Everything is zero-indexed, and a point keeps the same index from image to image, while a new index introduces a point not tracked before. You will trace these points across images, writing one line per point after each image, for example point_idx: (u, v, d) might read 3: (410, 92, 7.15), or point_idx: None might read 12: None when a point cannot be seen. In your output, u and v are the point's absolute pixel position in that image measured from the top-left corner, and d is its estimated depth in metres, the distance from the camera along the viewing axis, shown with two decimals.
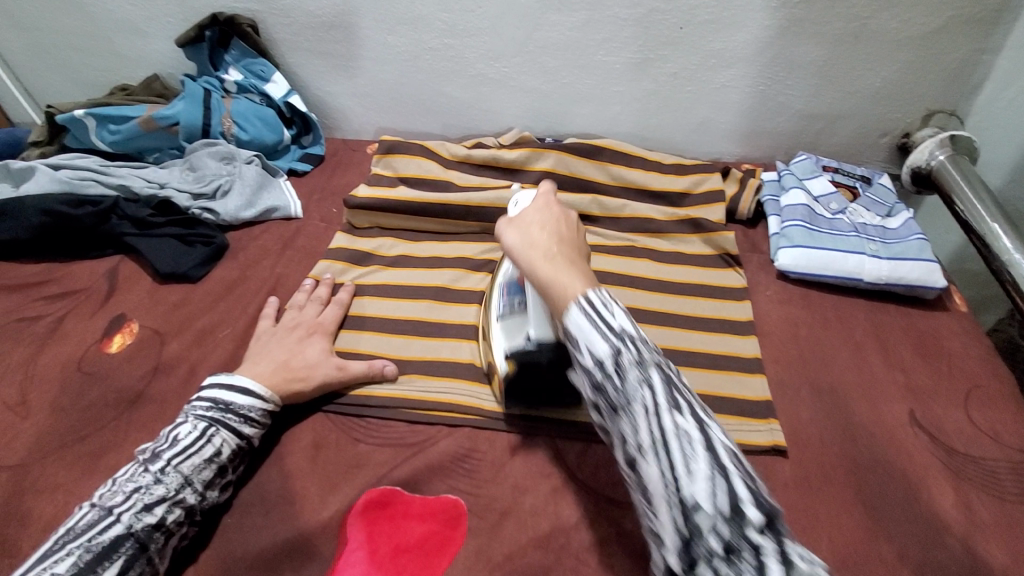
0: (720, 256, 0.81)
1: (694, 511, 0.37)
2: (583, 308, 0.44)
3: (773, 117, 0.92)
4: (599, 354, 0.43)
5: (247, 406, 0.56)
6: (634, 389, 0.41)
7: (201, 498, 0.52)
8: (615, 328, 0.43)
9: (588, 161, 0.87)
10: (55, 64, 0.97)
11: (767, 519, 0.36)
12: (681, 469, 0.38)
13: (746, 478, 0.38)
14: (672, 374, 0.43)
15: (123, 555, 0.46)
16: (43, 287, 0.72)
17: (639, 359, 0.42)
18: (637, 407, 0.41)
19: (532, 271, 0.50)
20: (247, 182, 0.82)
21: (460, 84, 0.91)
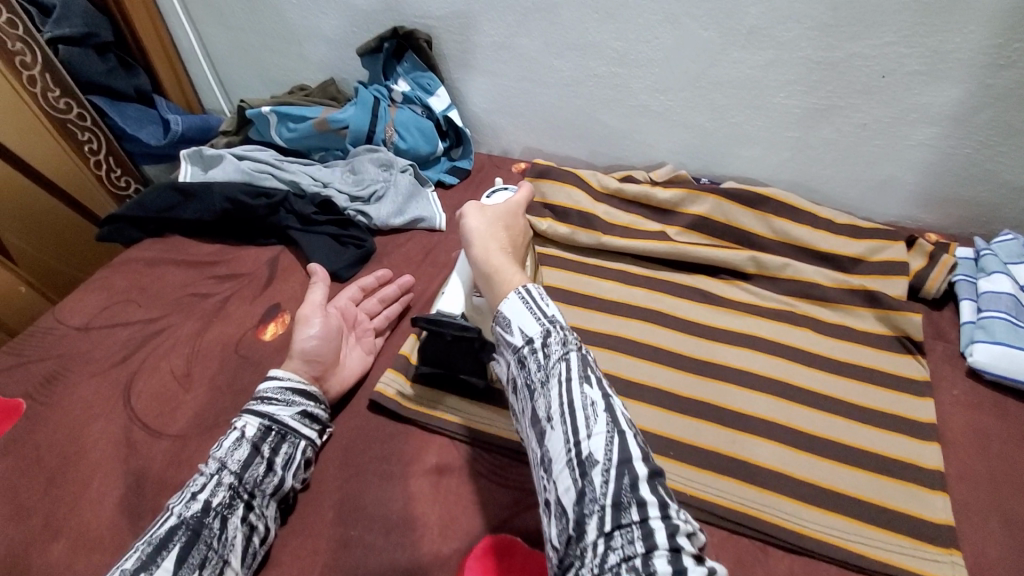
0: (898, 339, 0.71)
1: (587, 462, 0.40)
2: (524, 298, 0.48)
3: (978, 185, 0.79)
4: (530, 331, 0.47)
5: (264, 386, 0.59)
6: (554, 363, 0.45)
7: (241, 478, 0.53)
8: (547, 315, 0.47)
9: (749, 211, 0.80)
10: (248, 61, 1.07)
11: (653, 476, 0.40)
12: (583, 428, 0.41)
13: (642, 441, 0.42)
14: (590, 355, 0.46)
15: (177, 542, 0.48)
16: (214, 266, 0.79)
17: (564, 339, 0.46)
18: (552, 380, 0.44)
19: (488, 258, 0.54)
20: (400, 189, 0.84)
21: (618, 113, 0.88)
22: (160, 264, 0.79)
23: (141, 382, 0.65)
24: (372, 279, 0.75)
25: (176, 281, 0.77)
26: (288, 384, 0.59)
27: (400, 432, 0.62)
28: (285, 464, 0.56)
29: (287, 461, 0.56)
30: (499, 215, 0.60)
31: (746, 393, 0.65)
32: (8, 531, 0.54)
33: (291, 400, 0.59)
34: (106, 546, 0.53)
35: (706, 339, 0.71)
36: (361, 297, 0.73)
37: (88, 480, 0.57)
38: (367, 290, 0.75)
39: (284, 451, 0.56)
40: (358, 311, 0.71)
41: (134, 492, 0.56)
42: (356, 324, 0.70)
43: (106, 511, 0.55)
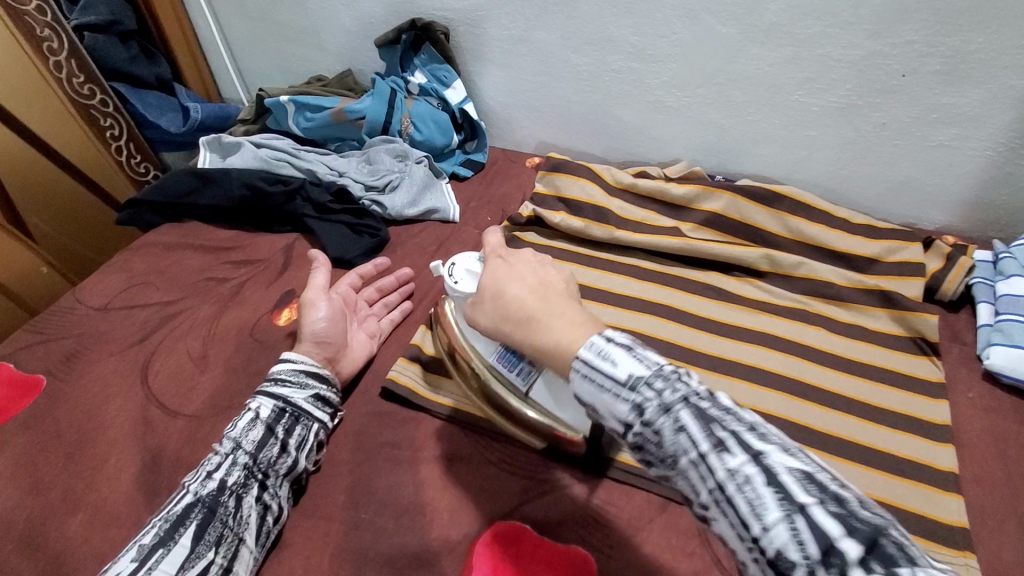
0: (913, 340, 0.70)
1: (780, 563, 0.32)
2: (587, 375, 0.39)
3: (998, 188, 0.78)
4: (623, 415, 0.39)
5: (279, 368, 0.60)
6: (672, 441, 0.37)
7: (255, 459, 0.54)
8: (624, 380, 0.38)
9: (764, 209, 0.79)
10: (267, 52, 1.08)
11: (868, 548, 0.31)
12: (751, 518, 0.33)
13: (829, 500, 0.32)
14: (705, 407, 0.37)
15: (194, 519, 0.49)
16: (231, 252, 0.80)
17: (664, 404, 0.37)
18: (683, 462, 0.36)
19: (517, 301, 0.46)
20: (415, 180, 0.85)
21: (634, 109, 0.88)
22: (178, 248, 0.80)
23: (157, 363, 0.66)
24: (368, 267, 0.76)
25: (193, 265, 0.78)
26: (301, 367, 0.60)
27: (410, 419, 0.63)
28: (298, 446, 0.56)
29: (301, 442, 0.57)
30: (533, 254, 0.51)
31: (758, 390, 0.65)
32: (27, 504, 0.55)
33: (304, 382, 0.60)
34: (123, 520, 0.54)
35: (719, 335, 0.71)
36: (360, 285, 0.73)
37: (106, 456, 0.58)
38: (366, 278, 0.75)
39: (297, 433, 0.57)
40: (359, 298, 0.72)
41: (150, 469, 0.57)
42: (357, 310, 0.70)
43: (122, 487, 0.56)
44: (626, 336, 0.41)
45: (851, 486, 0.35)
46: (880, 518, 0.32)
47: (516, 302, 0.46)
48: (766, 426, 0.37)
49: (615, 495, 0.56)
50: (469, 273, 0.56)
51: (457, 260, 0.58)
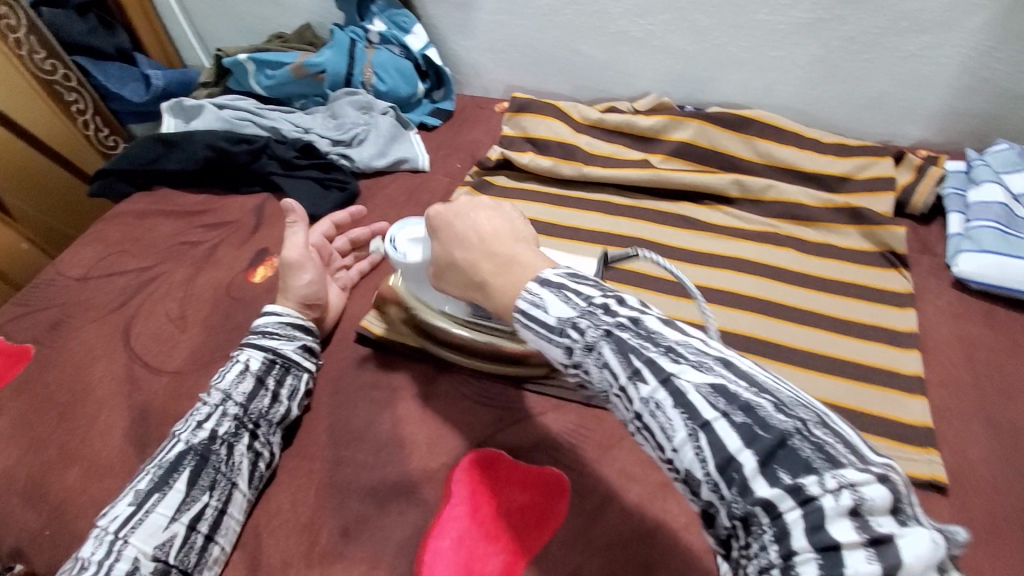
0: (883, 254, 0.70)
1: (691, 478, 0.35)
2: (525, 324, 0.41)
3: (972, 96, 0.77)
4: (558, 359, 0.41)
5: (263, 322, 0.61)
6: (599, 376, 0.38)
7: (246, 409, 0.56)
8: (552, 325, 0.40)
9: (733, 135, 0.79)
10: (224, 13, 1.05)
11: (769, 457, 0.32)
12: (664, 441, 0.35)
13: (735, 411, 0.33)
14: (625, 337, 0.37)
15: (187, 467, 0.51)
16: (202, 216, 0.80)
17: (588, 345, 0.39)
18: (611, 393, 0.38)
19: (470, 268, 0.46)
20: (381, 131, 0.84)
21: (599, 42, 0.86)
22: (151, 217, 0.80)
23: (139, 325, 0.68)
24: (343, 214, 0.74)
25: (166, 231, 0.78)
26: (288, 320, 0.62)
27: (385, 363, 0.64)
28: (290, 395, 0.59)
29: (293, 392, 0.59)
30: (474, 204, 0.49)
31: (728, 311, 0.66)
32: (25, 461, 0.58)
33: (292, 334, 0.61)
34: (118, 469, 0.56)
35: (690, 263, 0.71)
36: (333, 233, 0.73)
37: (96, 414, 0.60)
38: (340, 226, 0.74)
39: (288, 382, 0.59)
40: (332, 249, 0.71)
41: (139, 423, 0.59)
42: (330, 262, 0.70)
43: (114, 440, 0.58)
44: (558, 276, 0.41)
45: (774, 389, 0.34)
46: (794, 422, 0.32)
47: (466, 266, 0.46)
48: (690, 341, 0.37)
49: (589, 419, 0.58)
50: (412, 243, 0.58)
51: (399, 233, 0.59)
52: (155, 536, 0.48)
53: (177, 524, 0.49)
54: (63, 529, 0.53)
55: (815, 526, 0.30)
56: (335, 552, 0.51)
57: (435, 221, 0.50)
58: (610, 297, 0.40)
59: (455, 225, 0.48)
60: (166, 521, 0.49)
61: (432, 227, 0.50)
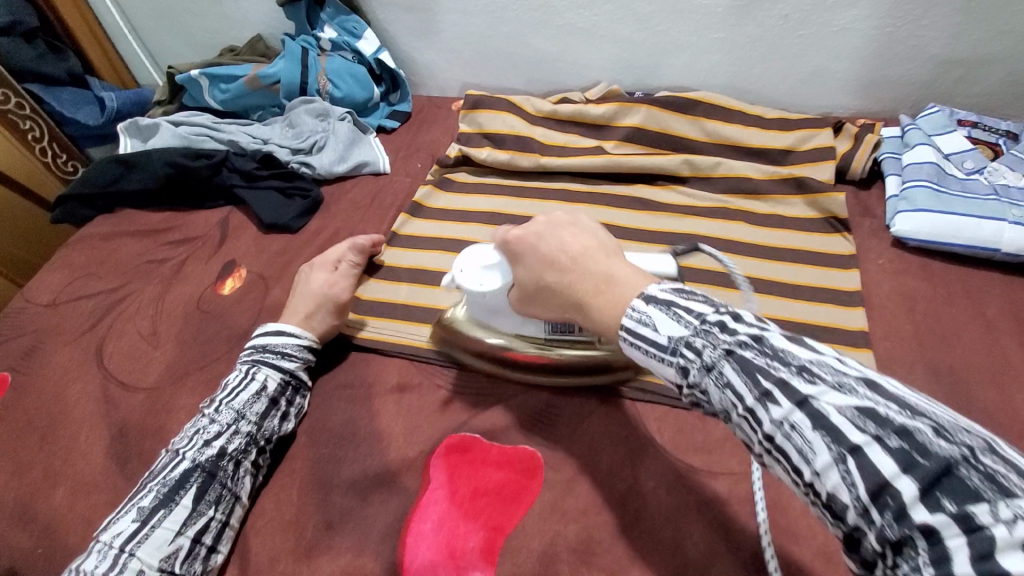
0: (826, 221, 0.74)
1: (834, 503, 0.29)
2: (633, 342, 0.39)
3: (901, 64, 0.81)
4: (669, 378, 0.38)
5: (283, 343, 0.61)
6: (719, 397, 0.35)
7: (259, 427, 0.57)
8: (665, 343, 0.37)
9: (681, 117, 0.82)
10: (175, 30, 1.06)
11: (929, 484, 0.26)
12: (802, 463, 0.30)
13: (887, 434, 0.28)
14: (748, 356, 0.34)
15: (195, 484, 0.52)
16: (167, 233, 0.80)
17: (705, 363, 0.35)
18: (733, 415, 0.34)
19: (565, 287, 0.45)
20: (340, 137, 0.86)
21: (547, 36, 0.88)
22: (116, 238, 0.81)
23: (112, 345, 0.68)
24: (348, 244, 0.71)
25: (132, 251, 0.79)
26: (307, 343, 0.63)
27: (357, 362, 0.66)
28: (296, 415, 0.61)
29: (300, 412, 0.61)
30: (557, 222, 0.48)
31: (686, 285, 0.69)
32: (9, 487, 0.58)
33: (309, 358, 0.63)
34: (102, 486, 0.57)
35: (646, 242, 0.74)
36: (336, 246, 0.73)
37: (76, 435, 0.61)
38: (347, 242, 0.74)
39: (297, 403, 0.61)
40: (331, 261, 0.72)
41: (119, 440, 0.60)
42: None
43: (95, 458, 0.59)
44: (665, 293, 0.39)
45: (932, 410, 0.29)
46: (959, 448, 0.26)
47: (562, 286, 0.45)
48: (825, 359, 0.32)
49: (557, 397, 0.61)
50: (487, 270, 0.56)
51: (465, 266, 0.56)
52: (161, 549, 0.49)
53: (183, 537, 0.50)
54: (53, 548, 0.54)
55: (982, 554, 0.24)
56: (322, 545, 0.53)
57: (517, 245, 0.51)
58: (726, 315, 0.37)
59: (540, 243, 0.48)
60: (172, 535, 0.50)
61: (513, 250, 0.51)
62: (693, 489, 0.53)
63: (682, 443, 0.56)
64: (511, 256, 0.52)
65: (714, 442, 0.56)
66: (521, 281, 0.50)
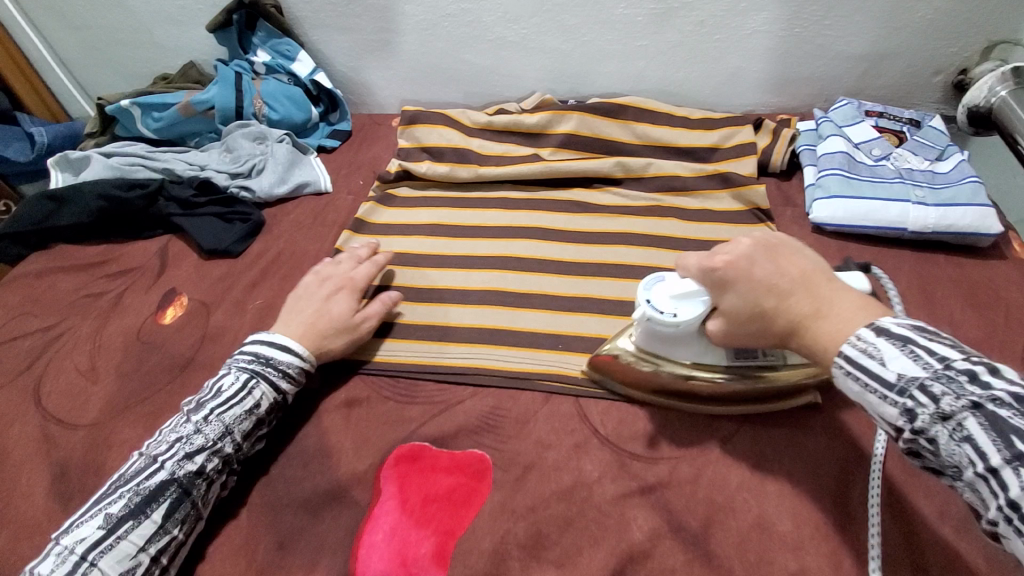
0: (751, 212, 0.78)
1: None
2: (851, 374, 0.41)
3: (812, 61, 0.86)
4: (891, 419, 0.39)
5: (287, 362, 0.59)
6: (951, 449, 0.37)
7: (237, 448, 0.56)
8: (894, 381, 0.39)
9: (611, 121, 0.85)
10: (105, 60, 1.05)
11: None
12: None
13: None
14: (1002, 414, 0.35)
15: (168, 498, 0.51)
16: (104, 266, 0.79)
17: (940, 413, 0.37)
18: (968, 471, 0.36)
19: (779, 310, 0.45)
20: (278, 159, 0.86)
21: (479, 50, 0.91)
22: (50, 274, 0.79)
23: (49, 383, 0.67)
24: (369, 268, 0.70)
25: (67, 287, 0.77)
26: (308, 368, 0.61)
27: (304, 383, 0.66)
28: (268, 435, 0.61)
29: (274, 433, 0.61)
30: (768, 247, 0.48)
31: (622, 282, 0.72)
32: None
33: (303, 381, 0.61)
34: (44, 528, 0.55)
35: (585, 243, 0.77)
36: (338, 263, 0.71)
37: (14, 478, 0.59)
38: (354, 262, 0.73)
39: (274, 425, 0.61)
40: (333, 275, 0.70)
41: (60, 480, 0.59)
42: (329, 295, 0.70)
43: (35, 500, 0.58)
44: (900, 328, 0.41)
45: None
46: None
47: (778, 312, 0.45)
48: None
49: (504, 399, 0.63)
50: (681, 299, 0.52)
51: (653, 295, 0.52)
52: (120, 563, 0.48)
53: (144, 554, 0.49)
54: None
55: None
56: (275, 566, 0.53)
57: (722, 271, 0.49)
58: (977, 365, 0.38)
59: (754, 268, 0.47)
60: (135, 549, 0.49)
61: (719, 277, 0.49)
62: (636, 476, 0.56)
63: (624, 433, 0.59)
64: (714, 283, 0.50)
65: (654, 429, 0.59)
66: (730, 307, 0.48)
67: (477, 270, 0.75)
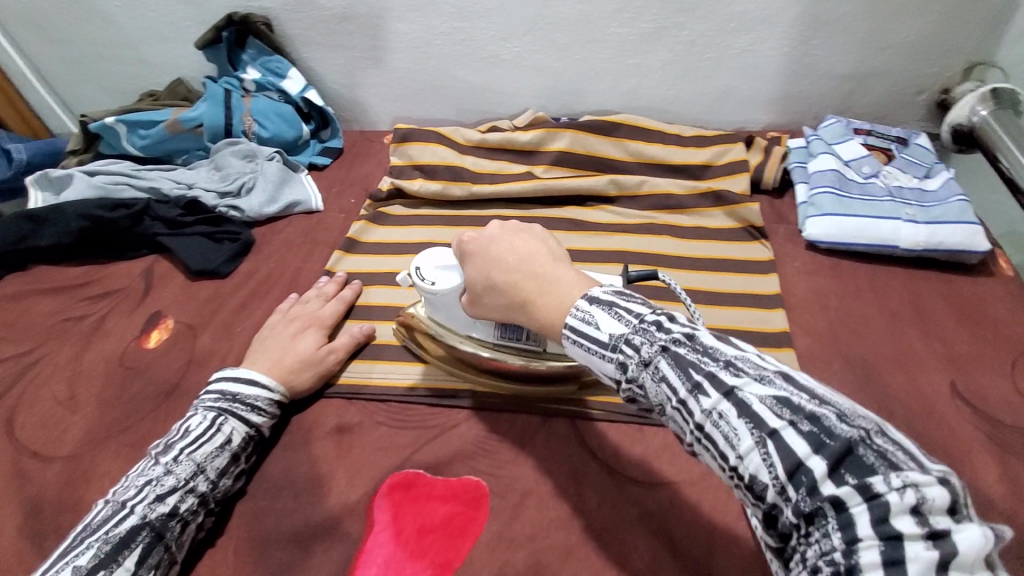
0: (745, 229, 0.79)
1: (756, 483, 0.34)
2: (576, 341, 0.41)
3: (801, 80, 0.87)
4: (610, 375, 0.41)
5: (255, 396, 0.58)
6: (654, 390, 0.38)
7: (213, 486, 0.54)
8: (607, 339, 0.40)
9: (605, 139, 0.85)
10: (90, 77, 1.03)
11: (836, 462, 0.31)
12: (728, 449, 0.35)
13: (801, 421, 0.33)
14: (682, 352, 0.38)
15: (141, 544, 0.48)
16: (86, 289, 0.77)
17: (644, 359, 0.39)
18: (666, 406, 0.38)
19: (512, 286, 0.47)
20: (269, 177, 0.84)
21: (472, 67, 0.91)
22: (29, 297, 0.77)
23: (25, 413, 0.64)
24: (335, 304, 0.70)
25: (48, 310, 0.75)
26: (277, 399, 0.60)
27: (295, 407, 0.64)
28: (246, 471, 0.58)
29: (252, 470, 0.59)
30: (511, 230, 0.50)
31: None
32: None
33: (276, 413, 0.60)
34: (14, 568, 0.53)
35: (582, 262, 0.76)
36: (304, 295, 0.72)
37: None
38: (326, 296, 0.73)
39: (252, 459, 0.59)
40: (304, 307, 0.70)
41: (34, 516, 0.56)
42: None
43: (7, 536, 0.55)
44: (607, 295, 0.42)
45: (834, 399, 0.34)
46: (856, 430, 0.32)
47: (507, 286, 0.47)
48: (747, 356, 0.37)
49: (500, 423, 0.61)
50: (443, 269, 0.58)
51: (422, 263, 0.59)
52: None
53: None
54: None
55: (880, 518, 0.30)
56: None
57: (468, 246, 0.52)
58: (661, 315, 0.40)
59: (492, 246, 0.49)
60: None
61: (466, 251, 0.52)
62: (635, 501, 0.54)
63: (623, 457, 0.58)
64: (462, 256, 0.53)
65: (652, 452, 0.58)
66: (472, 283, 0.50)
67: None
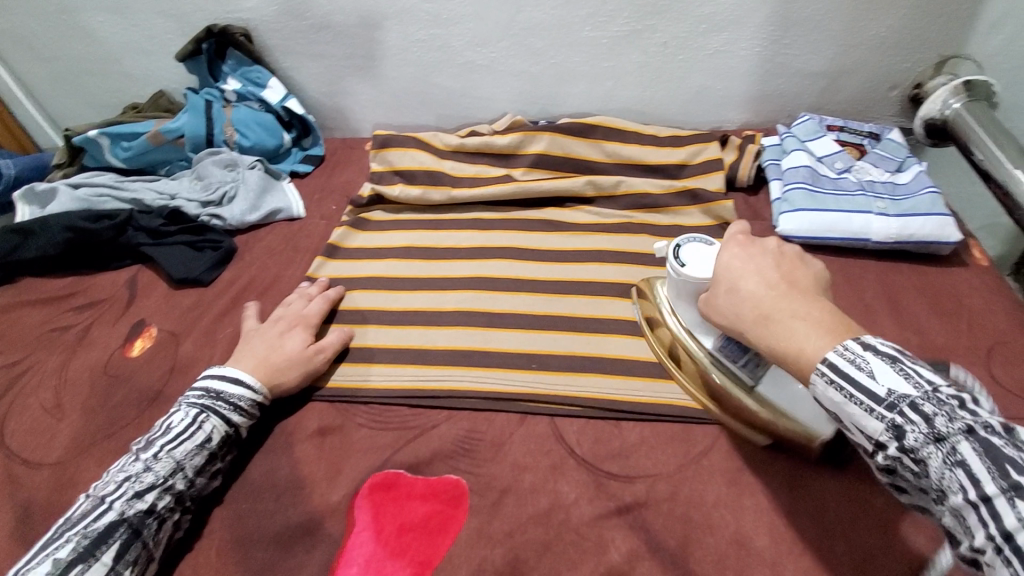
0: (721, 226, 0.80)
1: None
2: (834, 383, 0.39)
3: (773, 78, 0.89)
4: (874, 433, 0.39)
5: (238, 395, 0.59)
6: (941, 472, 0.36)
7: (190, 485, 0.55)
8: (885, 393, 0.38)
9: (582, 141, 0.87)
10: (73, 90, 1.04)
11: None
12: None
13: None
14: (996, 442, 0.35)
15: (118, 540, 0.49)
16: (71, 299, 0.78)
17: (936, 434, 0.37)
18: (953, 495, 0.36)
19: (762, 300, 0.45)
20: (249, 186, 0.85)
21: (450, 73, 0.92)
22: (15, 309, 0.77)
23: (11, 422, 0.65)
24: (320, 303, 0.71)
25: (34, 321, 0.76)
26: (260, 399, 0.60)
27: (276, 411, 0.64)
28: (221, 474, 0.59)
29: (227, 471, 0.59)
30: (778, 254, 0.49)
31: (594, 299, 0.72)
32: None
33: (255, 413, 0.61)
34: None
35: (561, 262, 0.77)
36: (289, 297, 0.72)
37: None
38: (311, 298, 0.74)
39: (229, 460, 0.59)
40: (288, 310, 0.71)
41: (20, 524, 0.57)
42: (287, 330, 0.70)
43: None
44: (885, 346, 0.40)
45: None
46: None
47: (757, 298, 0.45)
48: None
49: (479, 422, 0.62)
50: (704, 260, 0.56)
51: (686, 248, 0.57)
52: None
53: None
54: None
55: None
56: None
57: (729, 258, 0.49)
58: (963, 394, 0.38)
59: (751, 262, 0.48)
60: None
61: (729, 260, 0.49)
62: (613, 496, 0.55)
63: (601, 452, 0.59)
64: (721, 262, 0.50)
65: (629, 447, 0.59)
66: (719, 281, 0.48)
67: (451, 291, 0.75)
